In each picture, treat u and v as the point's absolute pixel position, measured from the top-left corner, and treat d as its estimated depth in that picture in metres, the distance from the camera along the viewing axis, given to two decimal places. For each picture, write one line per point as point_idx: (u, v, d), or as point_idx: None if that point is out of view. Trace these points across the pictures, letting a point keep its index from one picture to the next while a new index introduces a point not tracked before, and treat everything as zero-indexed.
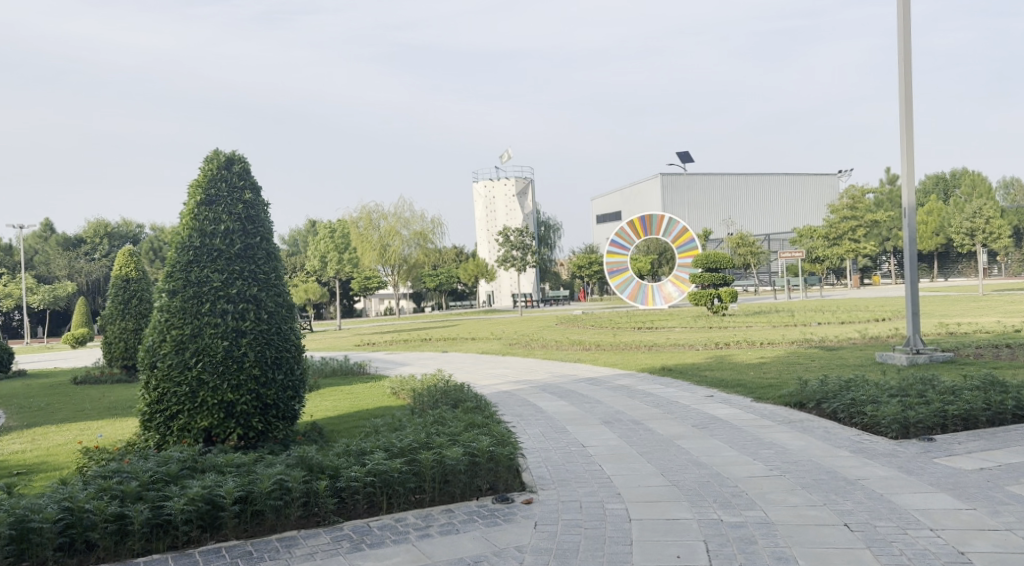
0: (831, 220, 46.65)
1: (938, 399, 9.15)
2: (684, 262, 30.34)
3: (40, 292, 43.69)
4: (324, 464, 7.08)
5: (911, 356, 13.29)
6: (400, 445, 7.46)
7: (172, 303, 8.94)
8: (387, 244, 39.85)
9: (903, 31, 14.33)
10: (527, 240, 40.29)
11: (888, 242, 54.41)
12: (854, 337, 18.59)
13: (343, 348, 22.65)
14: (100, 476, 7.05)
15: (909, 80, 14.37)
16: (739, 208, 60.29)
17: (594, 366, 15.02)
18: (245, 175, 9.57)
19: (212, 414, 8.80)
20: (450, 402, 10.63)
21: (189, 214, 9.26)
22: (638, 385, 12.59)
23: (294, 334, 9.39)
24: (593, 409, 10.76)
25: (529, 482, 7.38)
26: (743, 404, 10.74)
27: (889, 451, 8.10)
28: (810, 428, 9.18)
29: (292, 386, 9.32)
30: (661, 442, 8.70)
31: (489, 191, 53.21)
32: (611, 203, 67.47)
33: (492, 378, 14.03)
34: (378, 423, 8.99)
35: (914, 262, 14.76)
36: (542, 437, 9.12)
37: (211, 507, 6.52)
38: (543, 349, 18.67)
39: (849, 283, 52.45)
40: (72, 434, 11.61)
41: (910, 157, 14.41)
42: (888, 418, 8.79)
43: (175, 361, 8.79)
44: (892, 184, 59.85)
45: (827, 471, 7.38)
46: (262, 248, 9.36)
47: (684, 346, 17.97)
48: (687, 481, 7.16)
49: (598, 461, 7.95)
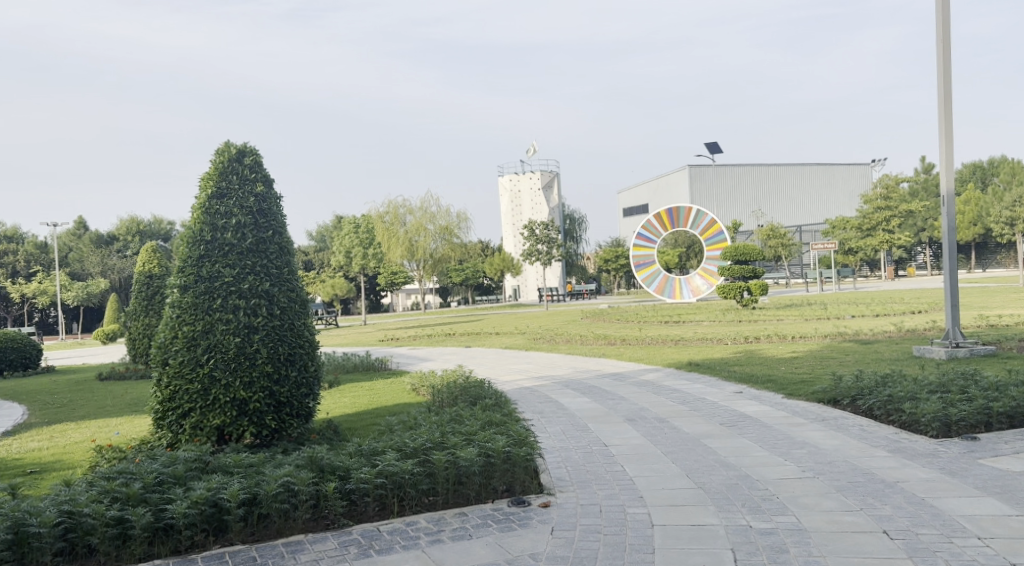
0: (864, 211, 45.79)
1: (982, 395, 8.68)
2: (713, 255, 29.78)
3: (73, 289, 43.92)
4: (336, 465, 6.80)
5: (949, 350, 12.80)
6: (413, 444, 7.15)
7: (184, 299, 8.70)
8: (414, 238, 39.66)
9: (941, 14, 13.78)
10: (553, 233, 39.79)
11: (923, 233, 53.40)
12: (890, 329, 18.03)
13: (367, 344, 22.43)
14: (104, 477, 6.80)
15: (949, 66, 13.81)
16: (770, 199, 59.37)
17: (619, 362, 14.63)
18: (257, 167, 9.31)
19: (224, 413, 8.54)
20: (469, 399, 10.31)
21: (200, 208, 9.01)
22: (664, 380, 12.20)
23: (308, 330, 9.10)
24: (616, 405, 10.41)
25: (547, 484, 7.04)
26: (774, 401, 10.31)
27: (929, 451, 7.66)
28: (844, 426, 8.76)
29: (306, 383, 9.05)
30: (687, 441, 8.33)
31: (515, 184, 52.67)
32: (639, 196, 66.79)
33: (514, 374, 13.67)
34: (393, 422, 8.69)
35: (954, 253, 14.20)
36: (562, 436, 8.77)
37: (215, 510, 6.26)
38: (568, 345, 18.27)
39: (883, 274, 51.51)
40: (89, 432, 11.42)
41: (949, 145, 13.87)
42: (927, 416, 8.35)
43: (187, 358, 8.54)
44: (927, 173, 58.65)
45: (864, 472, 6.96)
46: (274, 242, 9.10)
47: (712, 340, 17.51)
48: (713, 484, 6.78)
49: (620, 462, 7.59)
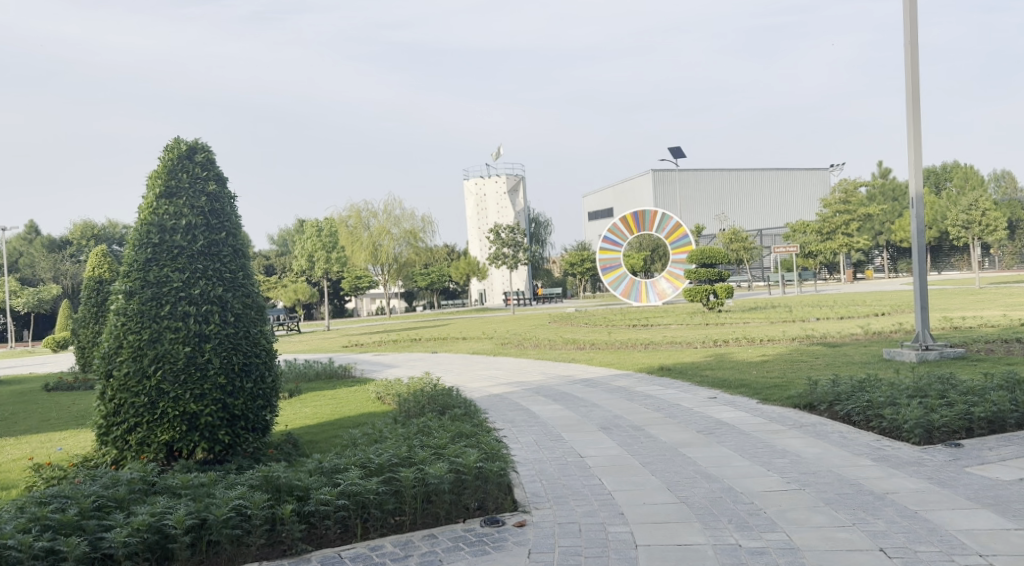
0: (824, 214, 45.99)
1: (962, 400, 8.44)
2: (678, 258, 29.56)
3: (24, 295, 42.42)
4: (293, 484, 6.36)
5: (920, 353, 12.60)
6: (378, 461, 6.71)
7: (129, 306, 8.15)
8: (378, 243, 38.88)
9: (909, 12, 13.65)
10: (518, 237, 39.31)
11: (880, 236, 53.95)
12: (857, 332, 17.88)
13: (330, 350, 21.90)
14: (37, 502, 6.33)
15: (917, 68, 13.68)
16: (732, 203, 59.62)
17: (589, 367, 14.26)
18: (209, 165, 8.79)
19: (173, 428, 8.02)
20: (436, 408, 9.86)
21: (147, 209, 8.47)
22: (637, 386, 11.84)
23: (264, 338, 8.59)
24: (590, 413, 10.03)
25: (521, 500, 6.63)
26: (749, 407, 10.01)
27: (915, 459, 7.37)
28: (825, 433, 8.47)
29: (263, 394, 8.52)
30: (665, 451, 7.97)
31: (480, 188, 52.30)
32: (603, 200, 66.73)
33: (483, 381, 13.22)
34: (356, 435, 8.23)
35: (923, 255, 14.02)
36: (535, 446, 8.37)
37: (160, 537, 5.82)
38: (536, 349, 17.90)
39: (843, 278, 51.80)
40: (30, 448, 10.81)
41: (918, 145, 13.71)
42: (910, 422, 8.07)
43: (133, 370, 8.00)
44: (885, 178, 59.31)
45: (851, 483, 6.66)
46: (228, 245, 8.58)
47: (681, 343, 17.22)
48: (697, 498, 6.42)
49: (597, 475, 7.21)
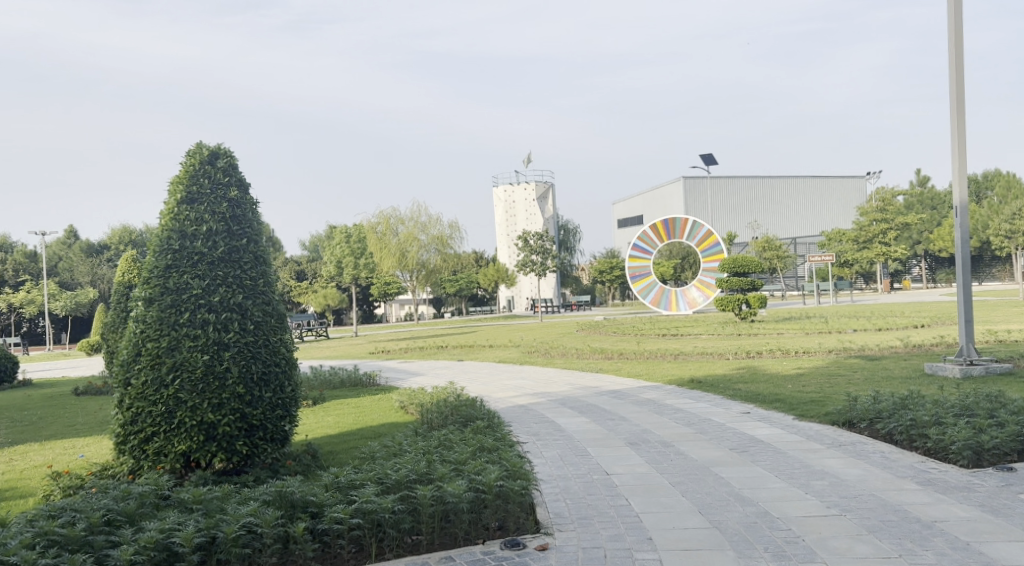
0: (861, 223, 45.20)
1: (1013, 420, 7.99)
2: (710, 266, 29.07)
3: (62, 299, 42.94)
4: (308, 501, 6.13)
5: (964, 368, 12.11)
6: (395, 477, 6.44)
7: (148, 313, 7.97)
8: (406, 249, 38.78)
9: (953, 12, 13.17)
10: (547, 244, 39.01)
11: (918, 245, 53.01)
12: (896, 345, 17.33)
13: (357, 357, 21.78)
14: (46, 515, 6.15)
15: (961, 73, 13.20)
16: (765, 211, 58.89)
17: (618, 378, 13.90)
18: (231, 170, 8.61)
19: (190, 438, 7.82)
20: (459, 420, 9.58)
21: (168, 214, 8.30)
22: (667, 400, 11.46)
23: (284, 346, 8.37)
24: (618, 427, 9.69)
25: (544, 521, 6.31)
26: (785, 423, 9.61)
27: (964, 484, 6.95)
28: (865, 453, 8.07)
29: (282, 404, 8.30)
30: (696, 470, 7.61)
31: (509, 195, 52.14)
32: (634, 207, 66.26)
33: (509, 391, 12.92)
34: (376, 448, 7.98)
35: (967, 265, 13.48)
36: (560, 462, 8.06)
37: (168, 555, 5.59)
38: (564, 358, 17.58)
39: (880, 287, 50.86)
40: (52, 454, 10.73)
41: (962, 152, 13.22)
42: (957, 443, 7.66)
43: (151, 378, 7.81)
44: (922, 186, 58.31)
45: (895, 509, 6.28)
46: (249, 252, 8.38)
47: (712, 355, 16.81)
48: (730, 523, 6.07)
49: (624, 495, 6.88)
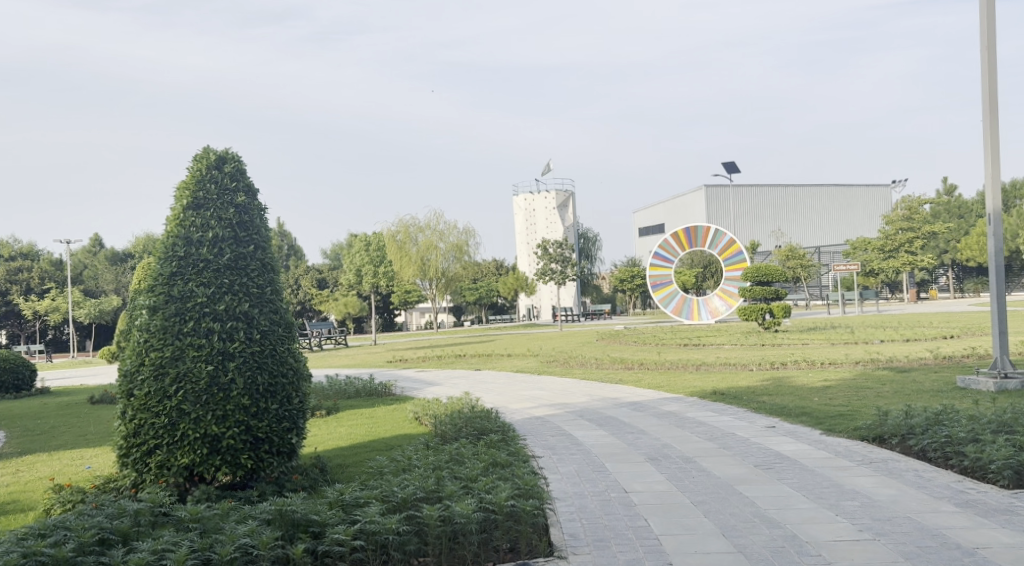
0: (886, 232, 44.48)
1: None
2: (732, 275, 28.61)
3: (86, 306, 43.11)
4: (308, 520, 5.84)
5: (999, 382, 11.63)
6: (400, 495, 6.15)
7: (152, 322, 7.70)
8: (426, 257, 38.64)
9: (987, 15, 12.73)
10: (567, 252, 38.65)
11: (945, 255, 52.16)
12: (926, 356, 16.78)
13: (374, 365, 21.51)
14: (37, 533, 5.88)
15: (994, 78, 12.75)
16: (788, 219, 58.25)
17: (638, 389, 13.53)
18: (239, 175, 8.35)
19: (194, 451, 7.54)
20: (472, 432, 9.25)
21: (175, 220, 8.06)
22: (689, 412, 11.07)
23: (292, 355, 8.10)
24: (637, 441, 9.32)
25: (558, 541, 5.97)
26: (812, 439, 9.21)
27: (1005, 507, 6.53)
28: (898, 472, 7.66)
29: (289, 416, 8.02)
30: (719, 488, 7.25)
31: (529, 204, 52.01)
32: (655, 215, 65.80)
33: (525, 402, 12.58)
34: (383, 463, 7.68)
35: (1001, 275, 12.97)
36: (576, 478, 7.72)
37: None
38: (583, 368, 17.20)
39: (906, 297, 50.07)
40: (58, 465, 10.52)
41: (995, 157, 12.75)
42: (997, 463, 7.23)
43: (154, 389, 7.55)
44: (950, 195, 57.38)
45: (933, 534, 5.87)
46: (256, 259, 8.11)
47: (734, 365, 16.38)
48: (755, 547, 5.71)
49: (643, 515, 6.52)
